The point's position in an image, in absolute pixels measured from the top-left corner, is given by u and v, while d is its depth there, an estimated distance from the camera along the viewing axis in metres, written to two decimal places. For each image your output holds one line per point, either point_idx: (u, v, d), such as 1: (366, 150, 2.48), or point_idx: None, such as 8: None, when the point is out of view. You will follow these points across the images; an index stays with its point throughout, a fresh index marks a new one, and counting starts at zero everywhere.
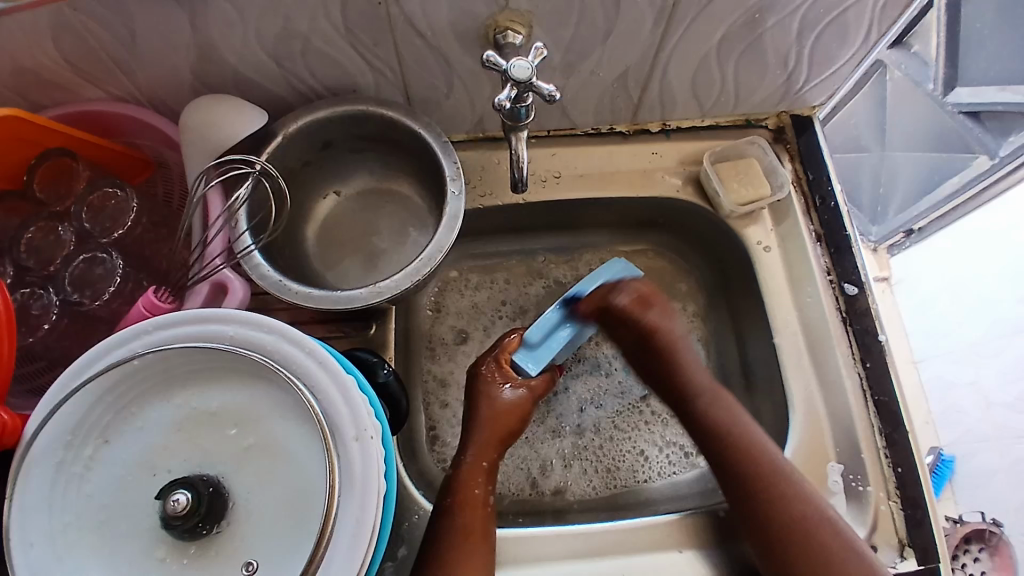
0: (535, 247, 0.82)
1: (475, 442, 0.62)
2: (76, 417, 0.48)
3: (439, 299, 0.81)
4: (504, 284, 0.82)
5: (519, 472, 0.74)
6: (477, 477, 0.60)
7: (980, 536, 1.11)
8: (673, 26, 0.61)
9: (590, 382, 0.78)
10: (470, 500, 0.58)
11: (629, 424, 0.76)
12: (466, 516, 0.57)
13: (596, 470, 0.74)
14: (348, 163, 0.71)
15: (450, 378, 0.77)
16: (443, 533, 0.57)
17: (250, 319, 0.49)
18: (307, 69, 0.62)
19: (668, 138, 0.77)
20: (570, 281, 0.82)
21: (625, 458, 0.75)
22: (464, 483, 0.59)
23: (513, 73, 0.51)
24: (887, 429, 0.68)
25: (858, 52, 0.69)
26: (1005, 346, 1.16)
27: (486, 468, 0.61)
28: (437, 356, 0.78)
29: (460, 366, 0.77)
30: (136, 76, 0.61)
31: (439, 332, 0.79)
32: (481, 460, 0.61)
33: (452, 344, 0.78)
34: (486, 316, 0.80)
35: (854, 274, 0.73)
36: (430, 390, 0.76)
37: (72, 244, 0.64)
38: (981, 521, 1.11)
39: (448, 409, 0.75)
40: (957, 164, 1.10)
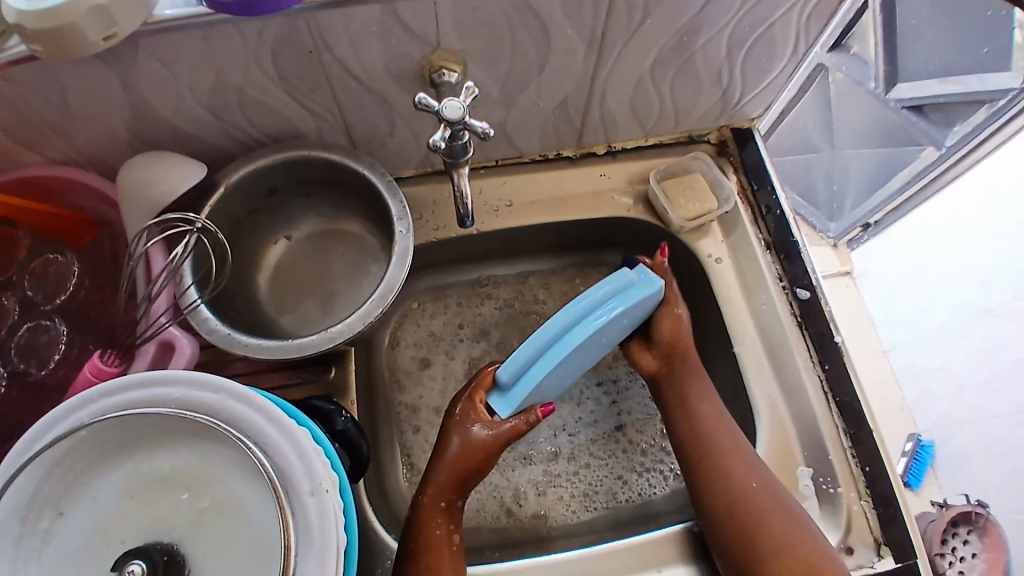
0: (486, 272, 0.82)
1: (435, 479, 0.61)
2: (28, 491, 0.46)
3: (396, 331, 0.80)
4: (456, 308, 0.81)
5: (494, 500, 0.73)
6: (436, 516, 0.60)
7: (967, 519, 1.11)
8: (605, 54, 0.63)
9: (562, 409, 0.78)
10: (429, 539, 0.58)
11: (605, 450, 0.76)
12: (428, 555, 0.57)
13: (573, 494, 0.74)
14: (295, 208, 0.71)
15: (419, 404, 0.77)
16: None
17: (197, 379, 0.49)
18: (245, 119, 0.62)
19: (614, 159, 0.79)
20: (516, 300, 0.82)
21: (602, 483, 0.74)
22: (424, 523, 0.59)
23: (446, 113, 0.52)
24: (851, 429, 0.69)
25: (789, 64, 0.71)
26: (971, 329, 1.16)
27: (444, 508, 0.60)
28: (403, 386, 0.78)
29: (427, 391, 0.78)
30: (73, 139, 0.61)
31: (402, 362, 0.78)
32: (439, 499, 0.60)
33: (418, 371, 0.78)
34: (446, 341, 0.80)
35: (805, 278, 0.74)
36: (402, 418, 0.76)
37: (17, 312, 0.63)
38: (966, 504, 1.11)
39: (421, 434, 0.75)
40: (905, 159, 1.13)
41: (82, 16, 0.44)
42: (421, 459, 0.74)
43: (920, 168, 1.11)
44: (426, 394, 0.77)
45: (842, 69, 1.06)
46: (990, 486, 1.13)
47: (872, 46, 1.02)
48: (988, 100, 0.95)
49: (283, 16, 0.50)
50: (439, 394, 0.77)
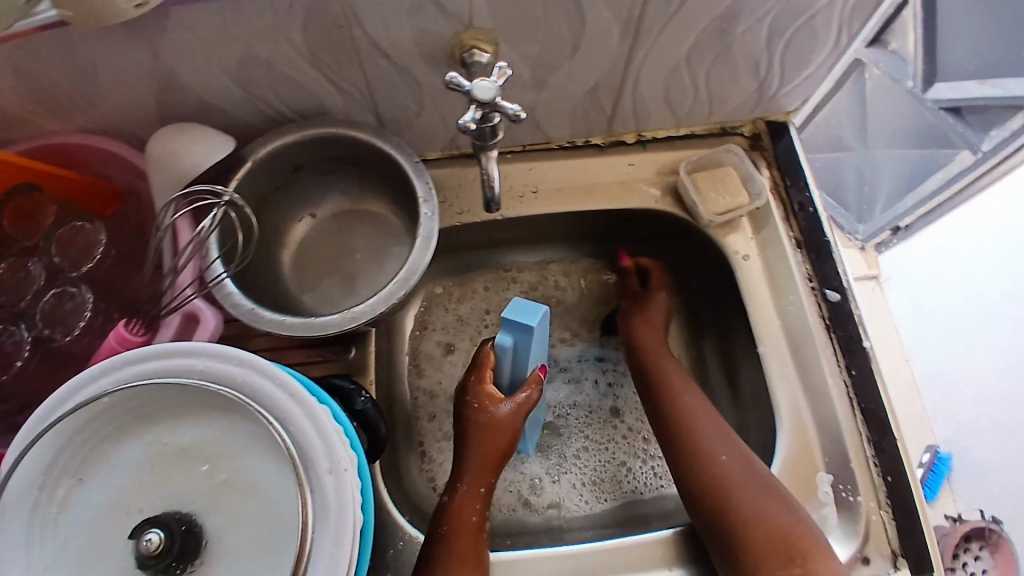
0: (511, 259, 0.82)
1: (470, 464, 0.60)
2: (48, 458, 0.47)
3: (424, 316, 0.80)
4: (484, 291, 0.81)
5: (509, 491, 0.73)
6: (473, 503, 0.59)
7: (980, 534, 1.12)
8: (640, 39, 0.61)
9: (561, 391, 0.78)
10: (463, 527, 0.58)
11: (607, 438, 0.76)
12: (459, 542, 0.56)
13: (585, 483, 0.73)
14: (320, 186, 0.70)
15: (439, 390, 0.76)
16: (441, 562, 0.55)
17: (220, 352, 0.49)
18: (273, 93, 0.61)
19: (644, 148, 0.77)
20: (539, 286, 0.82)
21: (610, 471, 0.74)
22: (459, 510, 0.59)
23: (477, 93, 0.51)
24: (875, 436, 0.67)
25: (830, 56, 0.68)
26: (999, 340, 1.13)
27: (483, 494, 0.60)
28: (424, 370, 0.77)
29: (447, 376, 0.77)
30: (100, 108, 0.60)
31: (425, 346, 0.78)
32: (478, 486, 0.60)
33: (439, 356, 0.78)
34: (473, 326, 0.80)
35: (836, 280, 0.73)
36: (419, 404, 0.76)
37: (42, 279, 0.63)
38: (981, 520, 1.13)
39: (435, 423, 0.75)
40: (940, 160, 1.09)
41: None
42: (432, 449, 0.74)
43: (955, 172, 1.08)
44: (445, 379, 0.77)
45: (880, 66, 1.00)
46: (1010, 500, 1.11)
47: (911, 43, 0.98)
48: None
49: None
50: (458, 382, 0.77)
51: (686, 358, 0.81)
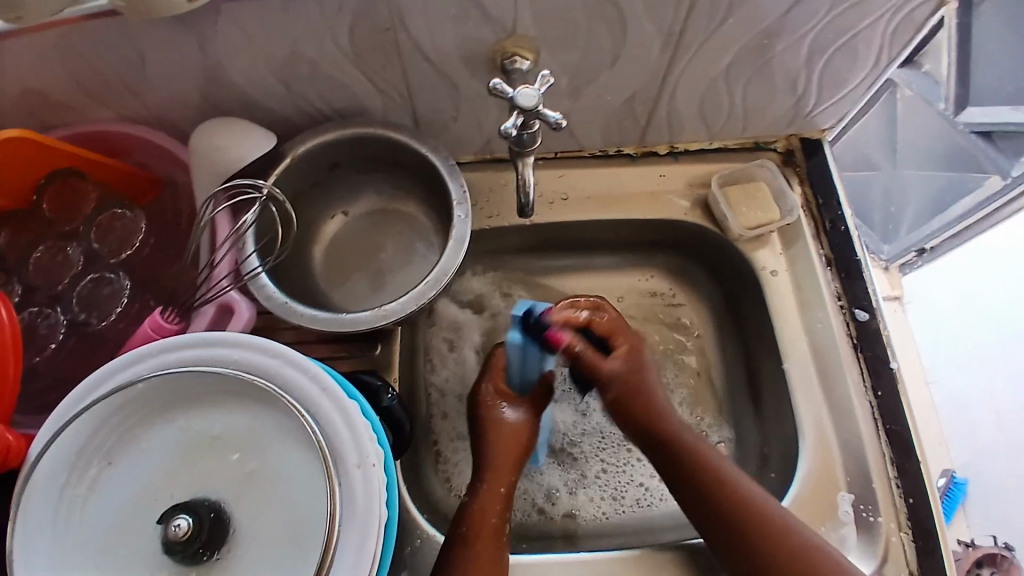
0: (533, 264, 0.81)
1: (491, 466, 0.63)
2: (81, 440, 0.47)
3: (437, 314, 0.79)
4: (501, 291, 0.81)
5: (526, 500, 0.73)
6: (494, 504, 0.60)
7: (992, 561, 1.08)
8: (680, 52, 0.61)
9: (569, 410, 0.78)
10: (481, 530, 0.58)
11: (621, 455, 0.75)
12: (477, 545, 0.56)
13: (604, 496, 0.73)
14: (355, 183, 0.71)
15: (449, 388, 0.77)
16: (455, 563, 0.56)
17: (255, 343, 0.50)
18: (315, 92, 0.62)
19: (676, 160, 0.77)
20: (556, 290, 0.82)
21: (629, 486, 0.74)
22: (481, 512, 0.59)
23: (519, 100, 0.51)
24: (899, 458, 0.67)
25: (869, 76, 0.68)
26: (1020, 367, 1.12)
27: (503, 494, 0.61)
28: (436, 367, 0.77)
29: (456, 374, 0.78)
30: (145, 99, 0.62)
31: (437, 344, 0.78)
32: (498, 486, 0.62)
33: (448, 356, 0.78)
34: (486, 323, 0.80)
35: (865, 300, 0.72)
36: (433, 401, 0.76)
37: (81, 263, 0.65)
38: (992, 546, 1.09)
39: (446, 423, 0.75)
40: (969, 185, 1.08)
41: None
42: (447, 451, 0.74)
43: (982, 197, 1.06)
44: (453, 378, 0.77)
45: (912, 86, 1.03)
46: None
47: (945, 65, 0.99)
48: None
49: None
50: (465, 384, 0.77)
51: (706, 372, 0.80)
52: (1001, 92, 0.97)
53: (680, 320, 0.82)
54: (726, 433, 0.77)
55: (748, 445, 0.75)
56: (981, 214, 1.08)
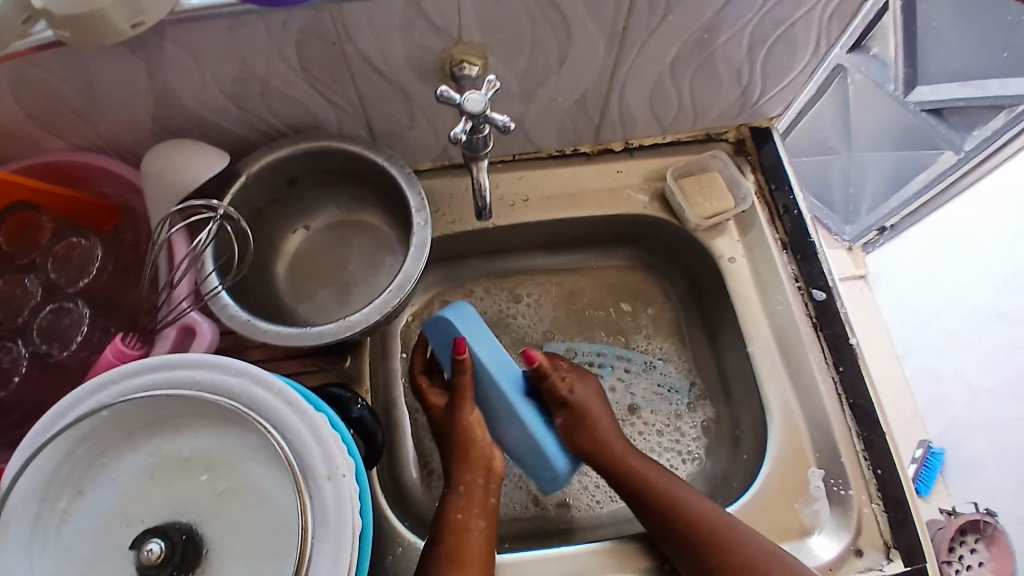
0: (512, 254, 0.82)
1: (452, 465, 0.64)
2: (45, 472, 0.47)
3: (410, 341, 0.79)
4: (484, 278, 0.83)
5: (520, 490, 0.73)
6: (456, 502, 0.61)
7: (975, 527, 1.11)
8: (626, 50, 0.63)
9: None
10: (453, 524, 0.60)
11: None
12: (453, 540, 0.58)
13: (599, 484, 0.74)
14: (315, 197, 0.71)
15: None
16: (432, 554, 0.58)
17: (218, 363, 0.49)
18: (268, 109, 0.62)
19: (631, 155, 0.78)
20: (542, 277, 0.83)
21: None
22: (450, 509, 0.61)
23: (467, 106, 0.52)
24: (864, 431, 0.69)
25: (810, 64, 0.71)
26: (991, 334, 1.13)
27: (463, 491, 0.62)
28: None
29: None
30: (97, 126, 0.61)
31: (423, 333, 0.80)
32: (460, 484, 0.63)
33: None
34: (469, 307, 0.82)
35: (822, 280, 0.74)
36: None
37: (40, 295, 0.64)
38: (975, 513, 1.11)
39: (438, 441, 0.75)
40: (922, 161, 1.12)
41: (110, 4, 0.44)
42: (439, 466, 0.73)
43: (938, 172, 1.10)
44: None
45: (862, 69, 1.03)
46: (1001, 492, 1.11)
47: (892, 48, 0.99)
48: (1008, 105, 0.94)
49: (308, 8, 0.51)
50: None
51: (678, 355, 0.81)
52: (949, 68, 0.98)
53: (656, 297, 0.84)
54: (707, 417, 0.78)
55: (721, 428, 0.77)
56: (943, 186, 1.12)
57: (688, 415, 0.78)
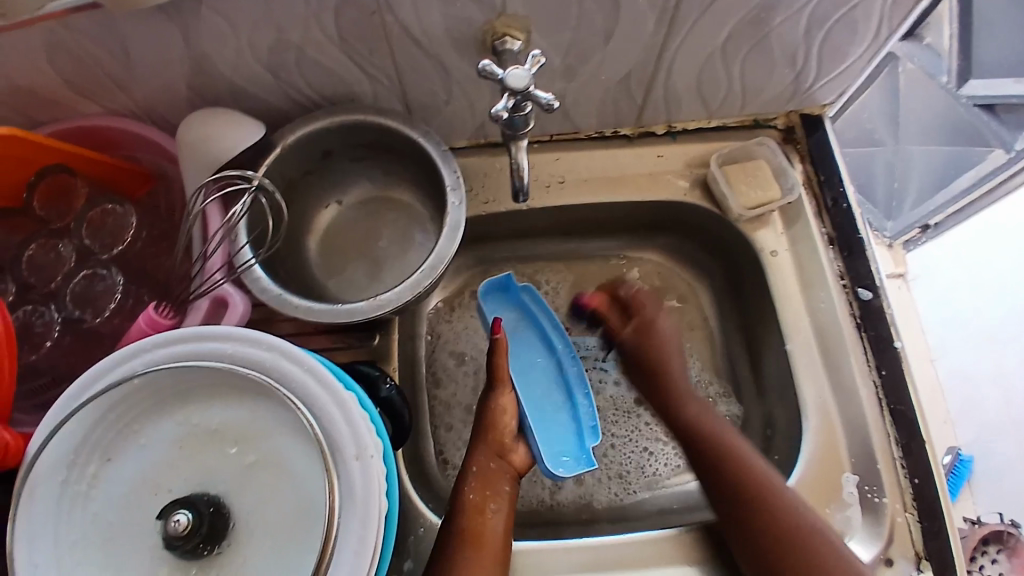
0: (541, 239, 0.80)
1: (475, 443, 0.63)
2: (77, 436, 0.47)
3: (436, 325, 0.78)
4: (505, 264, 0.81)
5: (537, 483, 0.72)
6: (471, 481, 0.60)
7: (998, 538, 1.07)
8: (676, 28, 0.60)
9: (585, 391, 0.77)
10: (466, 505, 0.58)
11: (628, 428, 0.75)
12: (464, 520, 0.57)
13: (608, 475, 0.73)
14: (349, 172, 0.70)
15: (461, 352, 0.77)
16: (452, 536, 0.56)
17: (249, 336, 0.49)
18: (304, 79, 0.61)
19: (674, 140, 0.75)
20: (570, 264, 0.82)
21: (632, 461, 0.73)
22: (471, 489, 0.59)
23: (510, 81, 0.49)
24: (903, 438, 0.66)
25: (869, 49, 0.67)
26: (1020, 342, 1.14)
27: (491, 469, 0.61)
28: (442, 329, 0.78)
29: (464, 338, 0.78)
30: (133, 92, 0.61)
31: (443, 320, 0.79)
32: (487, 461, 0.62)
33: (453, 367, 0.76)
34: None
35: (869, 279, 0.71)
36: (439, 364, 0.76)
37: (73, 260, 0.64)
38: (999, 523, 1.08)
39: (454, 432, 0.74)
40: (972, 159, 1.05)
41: None
42: (455, 456, 0.72)
43: (988, 169, 1.03)
44: (459, 391, 0.75)
45: (914, 60, 1.00)
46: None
47: (946, 38, 0.97)
48: None
49: None
50: (471, 390, 0.76)
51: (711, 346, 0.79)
52: (1003, 64, 0.94)
53: (688, 288, 0.81)
54: (731, 411, 0.76)
55: (752, 427, 0.75)
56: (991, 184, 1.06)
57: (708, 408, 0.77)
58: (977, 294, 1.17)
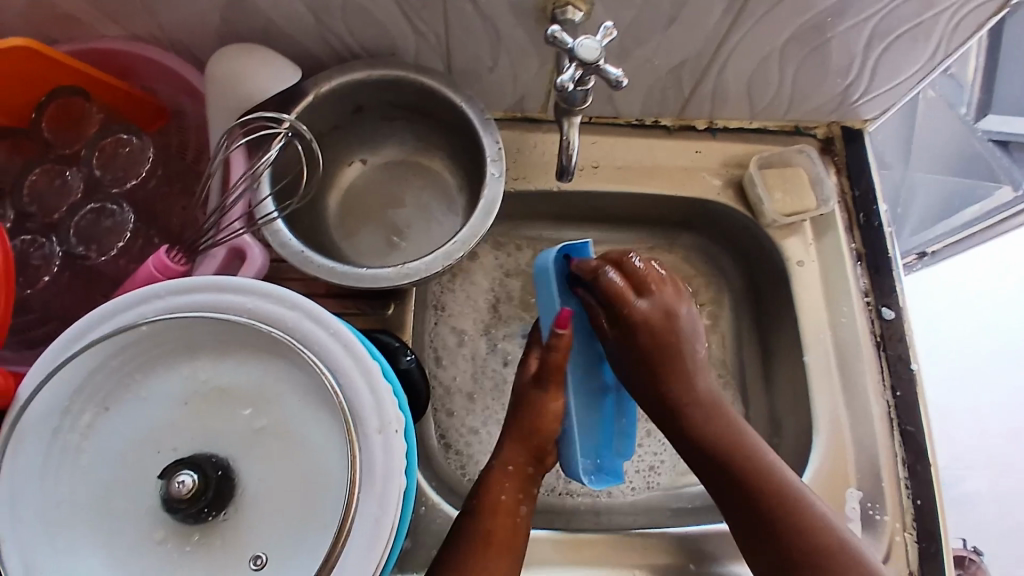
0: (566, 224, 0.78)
1: (507, 438, 0.59)
2: (76, 382, 0.44)
3: (440, 301, 0.74)
4: (518, 251, 0.77)
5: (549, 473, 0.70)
6: (502, 479, 0.56)
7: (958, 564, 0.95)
8: (740, 21, 0.58)
9: None
10: (495, 505, 0.55)
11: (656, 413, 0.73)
12: (489, 519, 0.53)
13: (637, 469, 0.71)
14: (378, 131, 0.67)
15: (467, 333, 0.74)
16: (463, 532, 0.53)
17: (272, 292, 0.46)
18: (346, 26, 0.57)
19: (714, 136, 0.74)
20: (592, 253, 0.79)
21: (665, 455, 0.72)
22: (492, 485, 0.56)
23: (580, 52, 0.47)
24: (910, 459, 0.66)
25: (922, 69, 0.65)
26: (1004, 372, 1.10)
27: (524, 471, 0.57)
28: (449, 309, 0.74)
29: (470, 319, 0.74)
30: (161, 18, 0.56)
31: (450, 298, 0.75)
32: (513, 459, 0.57)
33: (455, 346, 0.73)
34: (495, 278, 0.76)
35: (892, 297, 0.71)
36: (445, 343, 0.73)
37: (80, 191, 0.60)
38: (962, 548, 0.97)
39: (456, 417, 0.71)
40: (977, 193, 1.00)
41: None
42: (457, 443, 0.70)
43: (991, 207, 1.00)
44: (459, 375, 0.72)
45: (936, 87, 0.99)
46: (993, 534, 1.02)
47: (972, 69, 0.97)
48: None
49: None
50: (471, 377, 0.73)
51: (727, 348, 0.77)
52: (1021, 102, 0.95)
53: (709, 287, 0.79)
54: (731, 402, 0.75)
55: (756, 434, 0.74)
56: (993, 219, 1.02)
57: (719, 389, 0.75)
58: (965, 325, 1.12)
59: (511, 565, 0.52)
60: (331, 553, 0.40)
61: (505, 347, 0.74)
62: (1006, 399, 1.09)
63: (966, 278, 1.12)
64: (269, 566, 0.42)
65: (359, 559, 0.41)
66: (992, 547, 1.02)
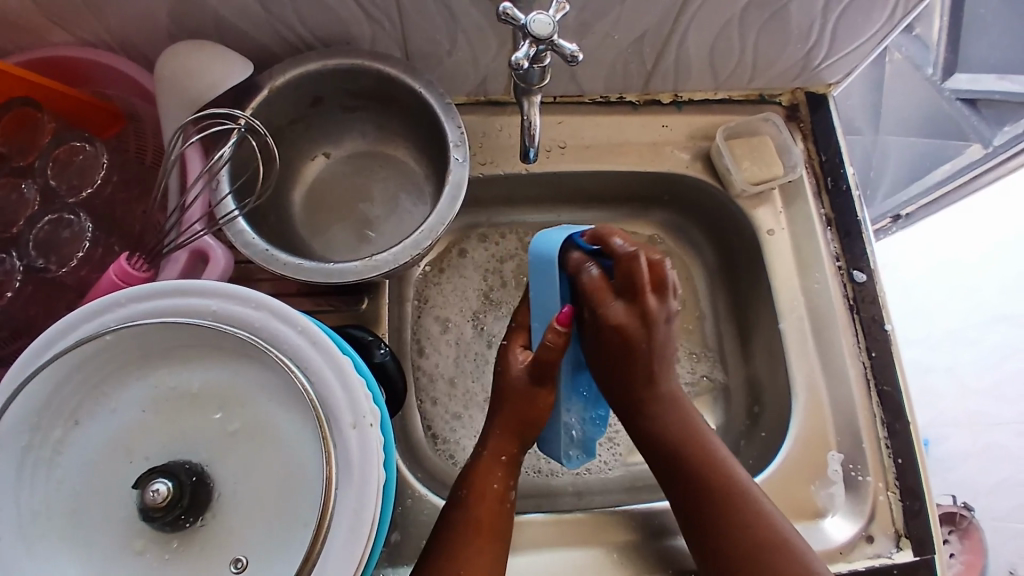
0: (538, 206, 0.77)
1: (494, 427, 0.56)
2: (39, 398, 0.43)
3: (423, 288, 0.74)
4: (500, 240, 0.77)
5: (533, 454, 0.70)
6: (494, 469, 0.55)
7: (950, 519, 0.99)
8: None
9: None
10: (484, 492, 0.54)
11: None
12: (478, 507, 0.53)
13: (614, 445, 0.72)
14: (339, 122, 0.66)
15: (449, 318, 0.74)
16: (452, 522, 0.53)
17: (236, 292, 0.45)
18: (298, 17, 0.56)
19: (679, 110, 0.74)
20: None
21: None
22: (480, 475, 0.55)
23: (533, 28, 0.47)
24: (888, 419, 0.67)
25: (881, 30, 0.65)
26: (991, 331, 1.11)
27: (508, 462, 0.56)
28: (431, 297, 0.74)
29: (450, 304, 0.74)
30: (107, 19, 0.55)
31: (432, 287, 0.75)
32: (501, 453, 0.56)
33: (438, 333, 0.73)
34: (475, 263, 0.76)
35: (863, 261, 0.71)
36: (427, 331, 0.73)
37: (38, 202, 0.58)
38: (953, 504, 0.99)
39: (439, 405, 0.71)
40: (948, 153, 0.98)
41: None
42: (442, 431, 0.70)
43: (964, 164, 0.97)
44: (442, 362, 0.72)
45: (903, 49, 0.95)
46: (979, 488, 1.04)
47: (936, 30, 0.92)
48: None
49: None
50: (454, 362, 0.72)
51: (702, 321, 0.78)
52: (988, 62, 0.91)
53: (682, 261, 0.80)
54: (709, 367, 0.76)
55: (734, 403, 0.75)
56: (960, 180, 1.00)
57: (693, 370, 0.76)
58: (940, 287, 1.13)
59: (496, 556, 0.52)
60: (312, 551, 0.40)
61: (490, 329, 0.74)
62: (986, 354, 1.10)
63: (936, 239, 1.15)
64: (251, 568, 0.42)
65: (340, 553, 0.41)
66: (980, 501, 1.04)
